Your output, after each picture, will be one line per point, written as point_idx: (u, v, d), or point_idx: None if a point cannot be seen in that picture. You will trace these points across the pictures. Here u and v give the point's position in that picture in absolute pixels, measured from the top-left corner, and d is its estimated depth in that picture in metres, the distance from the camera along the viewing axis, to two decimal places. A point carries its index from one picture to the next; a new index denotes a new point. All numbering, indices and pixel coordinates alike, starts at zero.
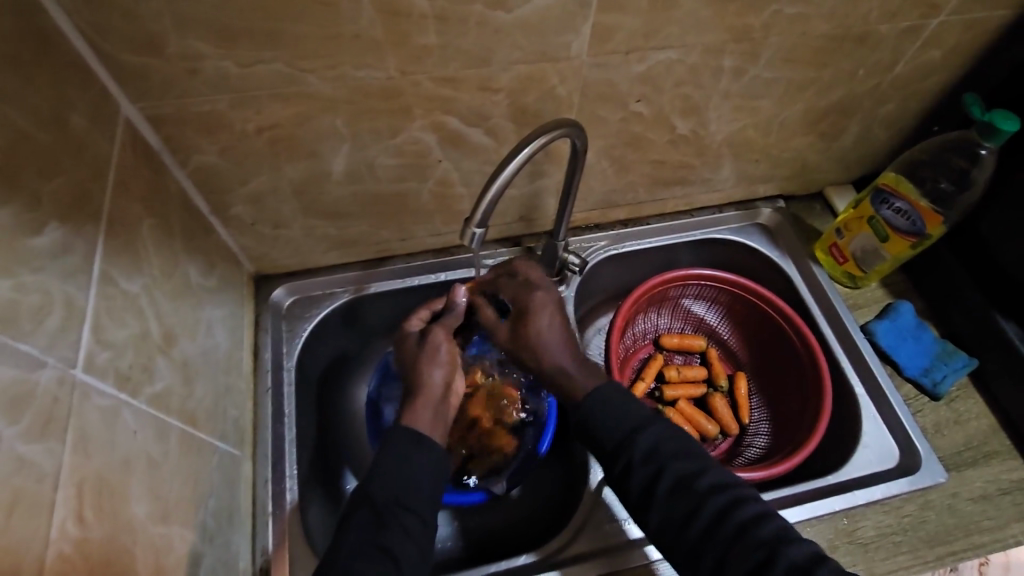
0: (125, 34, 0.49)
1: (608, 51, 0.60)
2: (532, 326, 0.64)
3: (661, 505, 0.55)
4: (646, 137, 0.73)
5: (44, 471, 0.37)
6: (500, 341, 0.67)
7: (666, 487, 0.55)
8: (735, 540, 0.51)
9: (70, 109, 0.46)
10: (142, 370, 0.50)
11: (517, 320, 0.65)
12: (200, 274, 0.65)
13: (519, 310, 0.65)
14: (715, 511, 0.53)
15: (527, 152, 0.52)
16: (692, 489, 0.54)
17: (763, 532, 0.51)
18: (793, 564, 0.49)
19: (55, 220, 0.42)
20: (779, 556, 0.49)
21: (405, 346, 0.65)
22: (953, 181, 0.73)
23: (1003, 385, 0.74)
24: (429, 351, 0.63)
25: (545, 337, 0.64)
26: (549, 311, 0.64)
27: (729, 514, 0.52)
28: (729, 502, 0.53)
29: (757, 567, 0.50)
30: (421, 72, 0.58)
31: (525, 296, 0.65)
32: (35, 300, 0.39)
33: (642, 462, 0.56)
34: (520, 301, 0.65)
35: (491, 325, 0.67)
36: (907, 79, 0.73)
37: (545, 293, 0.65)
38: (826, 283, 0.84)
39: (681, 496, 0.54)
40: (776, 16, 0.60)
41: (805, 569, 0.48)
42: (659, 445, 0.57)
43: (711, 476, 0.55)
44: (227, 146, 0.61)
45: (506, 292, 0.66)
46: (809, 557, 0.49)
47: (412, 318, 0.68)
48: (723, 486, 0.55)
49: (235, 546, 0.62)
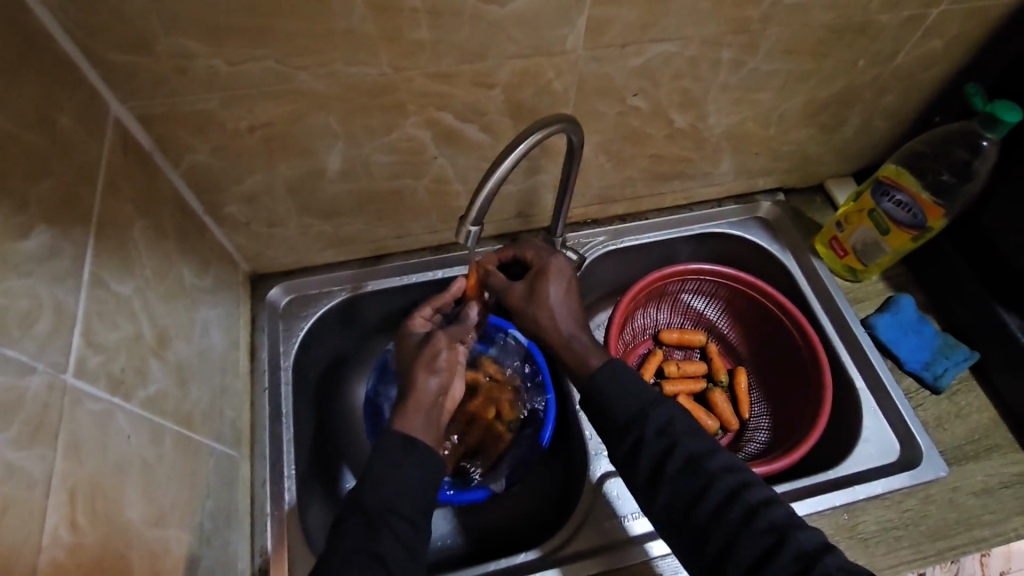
0: (112, 32, 0.48)
1: (604, 44, 0.59)
2: (548, 287, 0.65)
3: (671, 483, 0.54)
4: (644, 132, 0.72)
5: (34, 478, 0.37)
6: (510, 300, 0.67)
7: (676, 467, 0.54)
8: (744, 526, 0.51)
9: (57, 110, 0.45)
10: (136, 373, 0.50)
11: (532, 278, 0.66)
12: (195, 275, 0.64)
13: (536, 270, 0.66)
14: (724, 493, 0.53)
15: (521, 148, 0.52)
16: (702, 468, 0.54)
17: (773, 515, 0.51)
18: (801, 550, 0.49)
19: (43, 222, 0.42)
20: (788, 541, 0.50)
21: (406, 346, 0.65)
22: (955, 174, 0.73)
23: (1005, 378, 0.74)
24: (427, 356, 0.61)
25: (558, 302, 0.65)
26: (566, 276, 0.66)
27: (739, 495, 0.52)
28: (740, 483, 0.53)
29: (767, 550, 0.50)
30: (415, 68, 0.57)
31: (545, 258, 0.67)
32: (24, 305, 0.39)
33: (655, 437, 0.56)
34: (539, 264, 0.66)
35: (503, 289, 0.67)
36: (908, 69, 0.72)
37: (562, 260, 0.67)
38: (825, 277, 0.83)
39: (692, 474, 0.54)
40: (775, 7, 0.59)
41: (810, 557, 0.48)
42: (672, 422, 0.57)
43: (722, 458, 0.55)
44: (219, 145, 0.60)
45: (525, 255, 0.68)
46: (818, 544, 0.50)
47: (416, 318, 0.67)
48: (733, 468, 0.55)
49: (233, 547, 0.62)
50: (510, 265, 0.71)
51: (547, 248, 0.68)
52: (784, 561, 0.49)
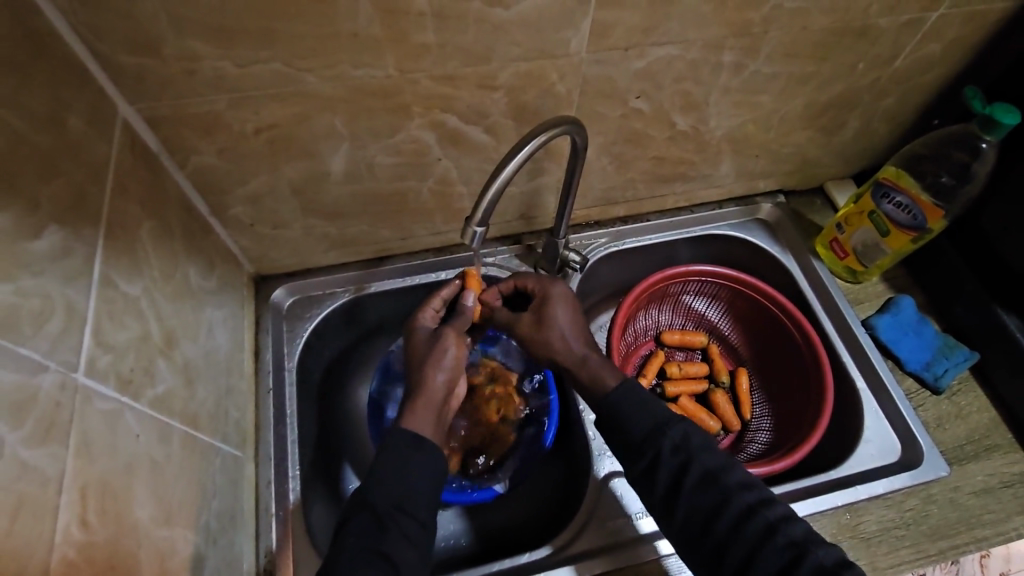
0: (122, 35, 0.48)
1: (607, 47, 0.60)
2: (553, 312, 0.66)
3: (689, 498, 0.55)
4: (646, 133, 0.72)
5: (47, 476, 0.37)
6: (520, 331, 0.68)
7: (693, 481, 0.55)
8: (763, 541, 0.52)
9: (67, 111, 0.46)
10: (144, 373, 0.50)
11: (538, 307, 0.67)
12: (200, 275, 0.65)
13: (539, 298, 0.67)
14: (741, 509, 0.53)
15: (525, 151, 0.52)
16: (718, 484, 0.55)
17: (794, 532, 0.52)
18: (820, 565, 0.50)
19: (54, 222, 0.42)
20: (807, 557, 0.50)
21: (414, 339, 0.66)
22: (954, 175, 0.73)
23: (1005, 379, 0.74)
24: (437, 353, 0.62)
25: (565, 328, 0.66)
26: (569, 302, 0.67)
27: (757, 512, 0.53)
28: (758, 501, 0.54)
29: (788, 565, 0.50)
30: (419, 71, 0.57)
31: (546, 285, 0.68)
32: (36, 304, 0.39)
33: (671, 454, 0.56)
34: (542, 293, 0.68)
35: (511, 319, 0.69)
36: (906, 73, 0.73)
37: (564, 286, 0.68)
38: (826, 278, 0.83)
39: (709, 489, 0.55)
40: (775, 11, 0.60)
41: (830, 572, 0.49)
42: (687, 439, 0.57)
43: (737, 475, 0.56)
44: (226, 147, 0.60)
45: (527, 285, 0.69)
46: (836, 560, 0.50)
47: (424, 311, 0.68)
48: (750, 485, 0.55)
49: (238, 546, 0.62)
50: (513, 296, 0.72)
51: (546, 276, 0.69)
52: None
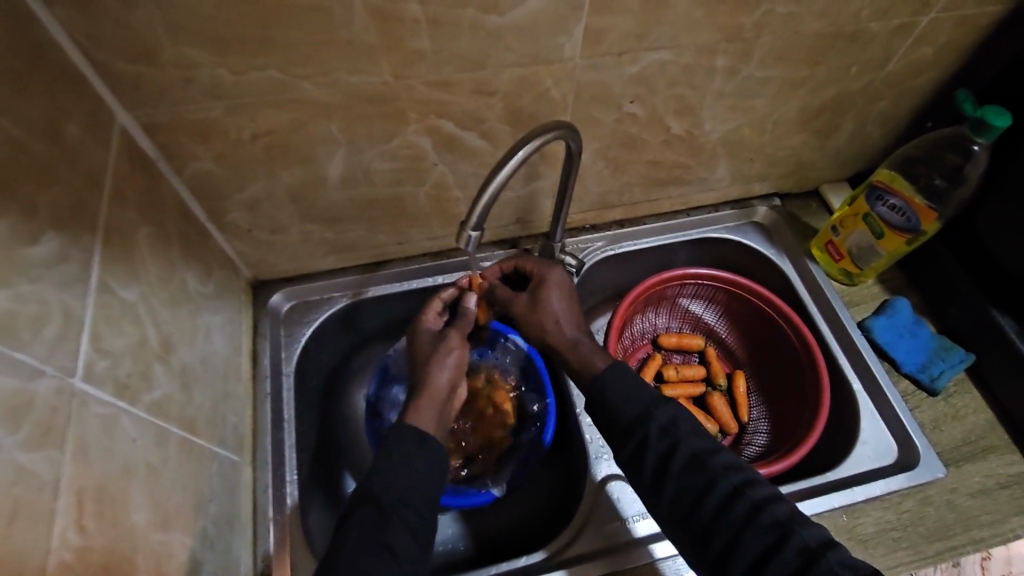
0: (119, 44, 0.49)
1: (601, 52, 0.60)
2: (547, 294, 0.67)
3: (676, 482, 0.55)
4: (641, 138, 0.73)
5: (43, 480, 0.37)
6: (514, 310, 0.69)
7: (681, 464, 0.55)
8: (749, 522, 0.52)
9: (65, 118, 0.46)
10: (141, 378, 0.51)
11: (533, 288, 0.68)
12: (198, 281, 0.65)
13: (536, 280, 0.68)
14: (728, 491, 0.54)
15: (519, 155, 0.52)
16: (705, 467, 0.55)
17: (778, 512, 0.52)
18: (806, 545, 0.50)
19: (51, 229, 0.42)
20: (791, 537, 0.51)
21: (420, 338, 0.67)
22: (947, 178, 0.74)
23: (1001, 380, 0.75)
24: (440, 352, 0.63)
25: (558, 310, 0.67)
26: (564, 288, 0.68)
27: (742, 493, 0.53)
28: (744, 481, 0.54)
29: (772, 545, 0.51)
30: (414, 77, 0.58)
31: (544, 269, 0.69)
32: (34, 309, 0.39)
33: (657, 439, 0.57)
34: (539, 275, 0.69)
35: (507, 299, 0.70)
36: (899, 76, 0.73)
37: (561, 272, 0.69)
38: (821, 280, 0.84)
39: (697, 476, 0.55)
40: (767, 15, 0.61)
41: (814, 553, 0.49)
42: (677, 429, 0.57)
43: (724, 457, 0.56)
44: (224, 153, 0.61)
45: (526, 267, 0.70)
46: (821, 540, 0.50)
47: (429, 313, 0.69)
48: (736, 467, 0.55)
49: (235, 550, 0.62)
50: (513, 276, 0.74)
51: (543, 260, 0.70)
52: (789, 556, 0.50)
